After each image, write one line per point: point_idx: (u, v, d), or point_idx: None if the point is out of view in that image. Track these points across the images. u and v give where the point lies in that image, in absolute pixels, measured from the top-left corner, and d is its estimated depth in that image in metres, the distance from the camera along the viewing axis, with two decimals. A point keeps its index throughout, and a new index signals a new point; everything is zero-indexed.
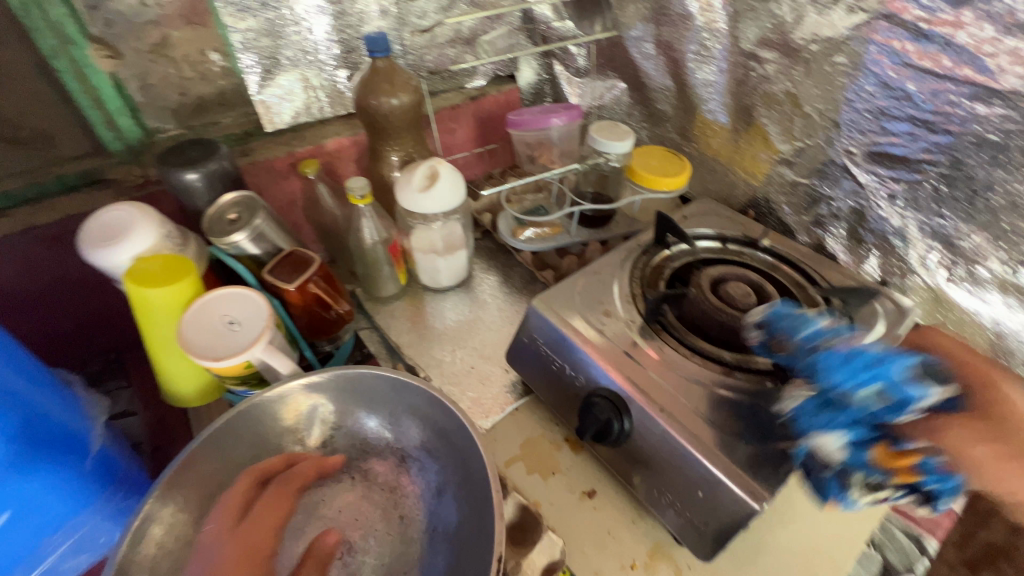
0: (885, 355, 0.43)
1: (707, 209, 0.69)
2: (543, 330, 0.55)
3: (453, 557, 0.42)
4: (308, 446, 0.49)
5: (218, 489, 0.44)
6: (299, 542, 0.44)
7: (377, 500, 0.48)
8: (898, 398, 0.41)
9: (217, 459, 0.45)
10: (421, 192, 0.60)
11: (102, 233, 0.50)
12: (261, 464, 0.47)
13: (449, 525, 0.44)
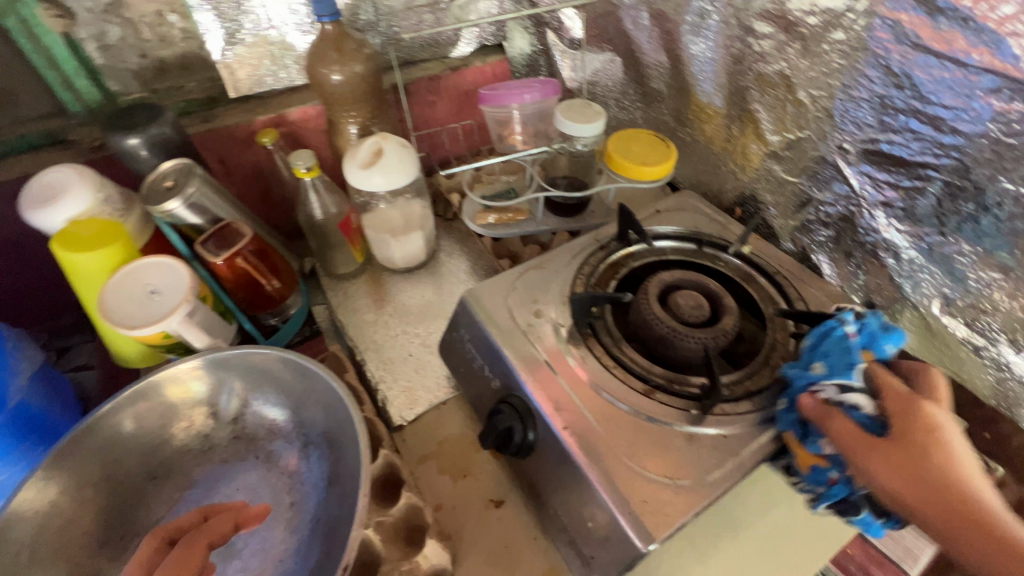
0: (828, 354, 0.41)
1: (685, 204, 0.62)
2: (469, 325, 0.51)
3: (324, 552, 0.41)
4: (219, 421, 0.50)
5: (116, 459, 0.45)
6: None
7: (276, 483, 0.48)
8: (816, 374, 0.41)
9: (119, 428, 0.45)
10: (363, 167, 0.57)
11: (39, 194, 0.51)
12: (167, 434, 0.48)
13: (329, 519, 0.43)
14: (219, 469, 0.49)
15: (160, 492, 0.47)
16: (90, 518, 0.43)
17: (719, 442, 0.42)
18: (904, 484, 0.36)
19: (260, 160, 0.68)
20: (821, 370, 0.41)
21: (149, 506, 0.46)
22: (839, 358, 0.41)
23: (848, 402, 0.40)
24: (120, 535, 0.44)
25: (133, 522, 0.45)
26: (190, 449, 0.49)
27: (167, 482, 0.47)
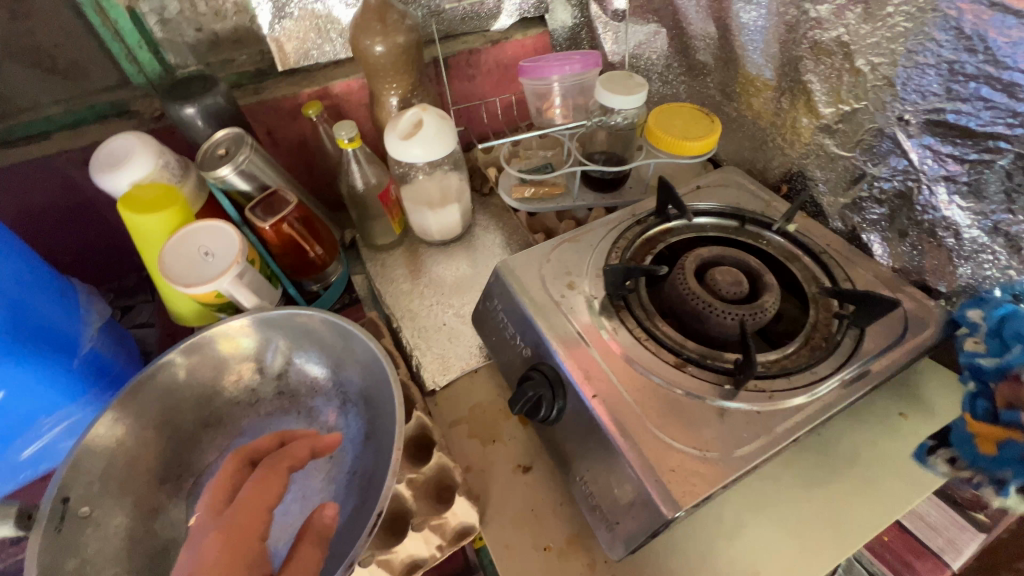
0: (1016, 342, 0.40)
1: (727, 180, 0.60)
2: (502, 295, 0.52)
3: (359, 501, 0.43)
4: (265, 377, 0.53)
5: (174, 407, 0.49)
6: None
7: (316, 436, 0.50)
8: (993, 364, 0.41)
9: (177, 379, 0.49)
10: (402, 138, 0.58)
11: (107, 159, 0.54)
12: (219, 387, 0.51)
13: (364, 472, 0.45)
14: (264, 421, 0.52)
15: (213, 439, 0.50)
16: (152, 458, 0.47)
17: (752, 418, 0.41)
18: None
19: (305, 132, 0.70)
20: (1017, 352, 0.40)
21: (203, 451, 0.50)
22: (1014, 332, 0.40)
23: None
24: (178, 475, 0.48)
25: (188, 464, 0.48)
26: (238, 401, 0.52)
27: (217, 431, 0.51)
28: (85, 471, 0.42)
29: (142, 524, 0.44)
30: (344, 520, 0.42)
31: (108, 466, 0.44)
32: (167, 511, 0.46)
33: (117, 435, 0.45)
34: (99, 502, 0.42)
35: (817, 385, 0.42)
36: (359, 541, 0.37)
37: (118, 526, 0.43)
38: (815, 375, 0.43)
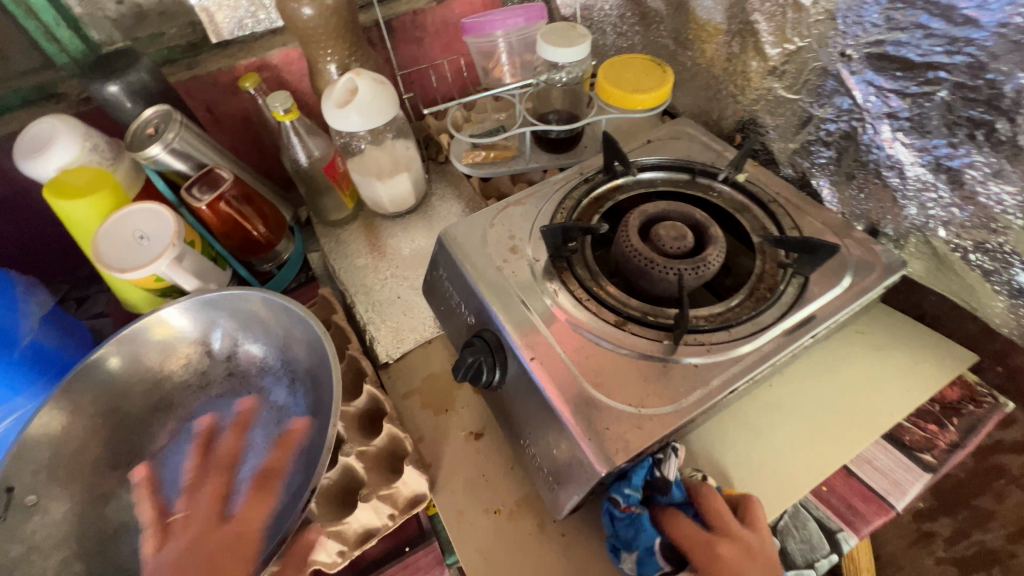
0: (639, 542, 0.39)
1: (679, 133, 0.58)
2: (446, 263, 0.51)
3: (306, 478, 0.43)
4: (215, 359, 0.52)
5: (119, 395, 0.48)
6: (193, 445, 0.49)
7: (266, 416, 0.50)
8: (632, 557, 0.40)
9: (122, 365, 0.49)
10: (338, 106, 0.56)
11: (31, 145, 0.52)
12: (167, 373, 0.51)
13: (310, 448, 0.45)
14: (215, 403, 0.52)
15: (164, 423, 0.50)
16: (97, 445, 0.46)
17: (690, 372, 0.40)
18: None
19: (248, 107, 0.68)
20: (633, 556, 0.40)
21: (154, 436, 0.49)
22: (643, 544, 0.39)
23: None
24: (127, 460, 0.47)
25: (139, 449, 0.48)
26: (189, 384, 0.52)
27: (168, 415, 0.50)
28: (26, 460, 0.42)
29: (93, 509, 0.44)
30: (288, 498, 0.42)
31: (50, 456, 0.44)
32: (118, 495, 0.46)
33: (58, 422, 0.44)
34: (46, 490, 0.43)
35: (757, 335, 0.42)
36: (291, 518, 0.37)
37: (66, 513, 0.43)
38: (756, 326, 0.42)
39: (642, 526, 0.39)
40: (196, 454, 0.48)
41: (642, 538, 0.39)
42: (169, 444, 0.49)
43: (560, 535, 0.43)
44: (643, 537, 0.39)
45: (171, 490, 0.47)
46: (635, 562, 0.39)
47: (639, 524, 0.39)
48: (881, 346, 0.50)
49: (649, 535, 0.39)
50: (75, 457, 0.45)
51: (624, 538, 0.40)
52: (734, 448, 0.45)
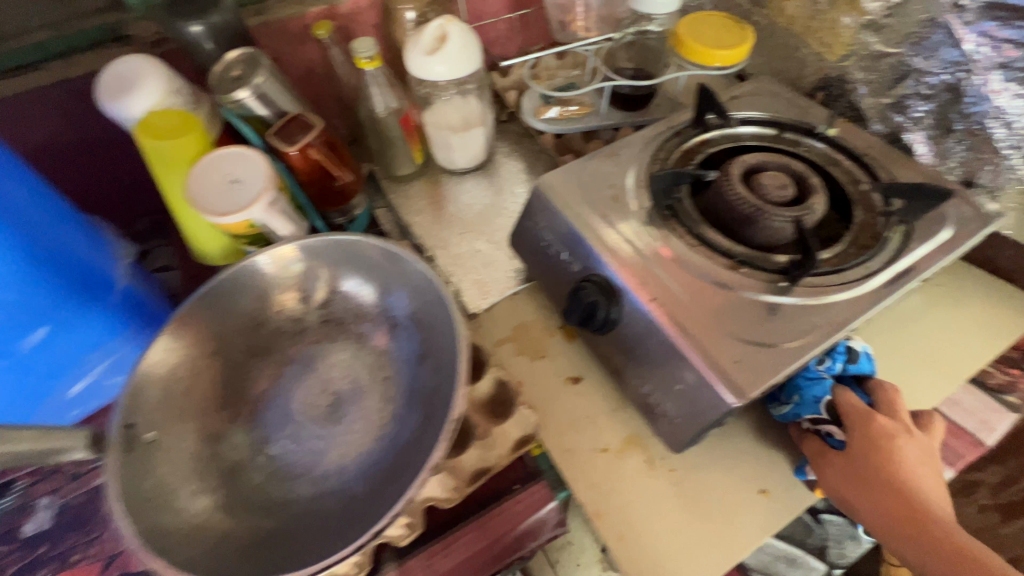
0: (815, 395, 0.45)
1: (762, 89, 0.59)
2: (544, 213, 0.51)
3: (423, 418, 0.44)
4: (308, 306, 0.52)
5: (221, 339, 0.48)
6: (295, 388, 0.49)
7: (367, 360, 0.50)
8: (790, 404, 0.46)
9: (226, 307, 0.49)
10: (427, 54, 0.55)
11: (116, 83, 0.51)
12: (263, 318, 0.50)
13: (424, 388, 0.46)
14: (311, 349, 0.51)
15: (262, 368, 0.49)
16: (205, 387, 0.46)
17: (807, 312, 0.42)
18: (865, 493, 0.42)
19: (315, 58, 0.66)
20: (796, 403, 0.46)
21: (254, 379, 0.49)
22: (809, 395, 0.45)
23: (823, 430, 0.44)
24: (232, 403, 0.47)
25: (240, 394, 0.48)
26: (284, 330, 0.51)
27: (266, 359, 0.50)
28: (141, 399, 0.43)
29: (208, 448, 0.44)
30: (411, 433, 0.44)
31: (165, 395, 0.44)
32: (228, 436, 0.46)
33: (168, 358, 0.45)
34: (164, 429, 0.43)
35: (867, 279, 0.43)
36: (439, 446, 0.39)
37: (185, 450, 0.43)
38: (866, 271, 0.44)
39: (819, 382, 0.45)
40: (300, 398, 0.48)
41: (816, 392, 0.45)
42: (271, 388, 0.49)
43: (668, 470, 0.45)
44: (816, 390, 0.45)
45: (280, 431, 0.47)
46: (790, 407, 0.46)
47: (819, 379, 0.45)
48: (963, 299, 0.52)
49: (823, 388, 0.45)
50: (191, 399, 0.45)
51: (795, 386, 0.46)
52: (901, 336, 0.50)
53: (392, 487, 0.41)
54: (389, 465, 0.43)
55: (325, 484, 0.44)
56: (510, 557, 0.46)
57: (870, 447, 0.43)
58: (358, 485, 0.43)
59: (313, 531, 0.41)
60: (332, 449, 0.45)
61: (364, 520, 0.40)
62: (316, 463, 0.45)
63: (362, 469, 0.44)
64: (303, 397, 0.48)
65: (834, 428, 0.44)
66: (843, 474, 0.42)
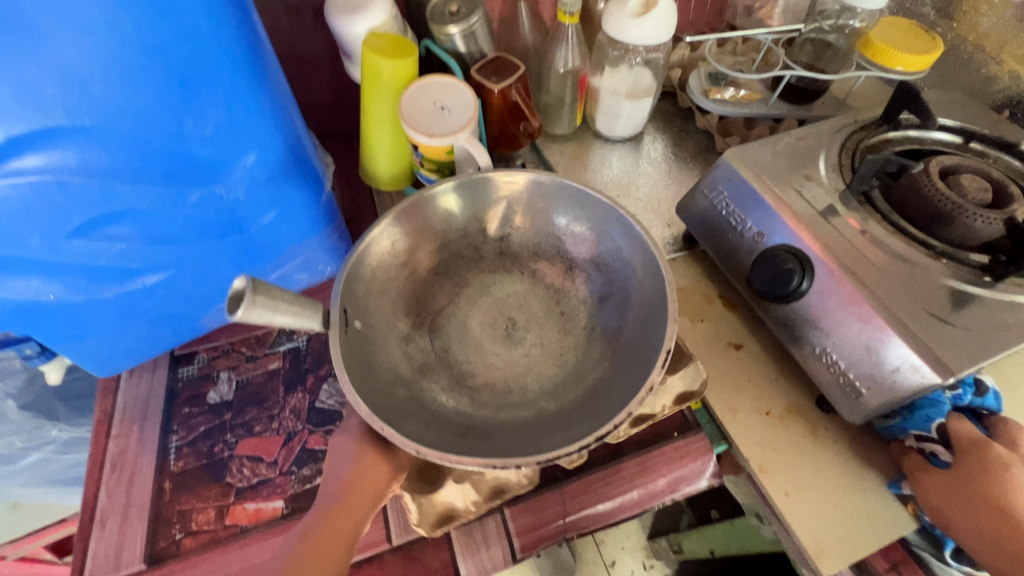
0: (927, 415, 0.44)
1: (951, 99, 0.59)
2: (730, 183, 0.53)
3: (610, 350, 0.47)
4: (489, 236, 0.54)
5: (413, 251, 0.51)
6: (473, 309, 0.52)
7: (543, 296, 0.53)
8: (896, 419, 0.45)
9: (424, 223, 0.51)
10: (633, 17, 0.58)
11: (346, 3, 0.54)
12: (452, 237, 0.53)
13: (607, 328, 0.49)
14: (487, 278, 0.54)
15: (443, 285, 0.53)
16: (398, 288, 0.50)
17: (1001, 307, 0.44)
18: (962, 512, 0.39)
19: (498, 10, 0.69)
20: (903, 418, 0.45)
21: (435, 295, 0.52)
22: (923, 412, 0.44)
23: (928, 448, 0.43)
24: (418, 310, 0.51)
25: (427, 304, 0.51)
26: (465, 255, 0.54)
27: (446, 280, 0.53)
28: (353, 290, 0.46)
29: (402, 345, 0.47)
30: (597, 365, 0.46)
31: (371, 291, 0.48)
32: (414, 337, 0.49)
33: (380, 256, 0.49)
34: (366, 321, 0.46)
35: None
36: (655, 370, 0.40)
37: (387, 342, 0.47)
38: None
39: (937, 405, 0.44)
40: (478, 317, 0.51)
41: (930, 412, 0.44)
42: (448, 304, 0.52)
43: (832, 442, 0.47)
44: (930, 410, 0.44)
45: (460, 344, 0.50)
46: (896, 421, 0.45)
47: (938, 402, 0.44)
48: None
49: (938, 410, 0.44)
50: (387, 300, 0.49)
51: (906, 402, 0.45)
52: None
53: (588, 408, 0.43)
54: (577, 390, 0.46)
55: (508, 397, 0.46)
56: (665, 497, 0.48)
57: (976, 468, 0.40)
58: (543, 404, 0.45)
59: (505, 441, 0.42)
60: (511, 365, 0.48)
61: (566, 430, 0.42)
62: (499, 376, 0.48)
63: (541, 390, 0.47)
64: (479, 319, 0.51)
65: (939, 447, 0.42)
66: (938, 486, 0.41)
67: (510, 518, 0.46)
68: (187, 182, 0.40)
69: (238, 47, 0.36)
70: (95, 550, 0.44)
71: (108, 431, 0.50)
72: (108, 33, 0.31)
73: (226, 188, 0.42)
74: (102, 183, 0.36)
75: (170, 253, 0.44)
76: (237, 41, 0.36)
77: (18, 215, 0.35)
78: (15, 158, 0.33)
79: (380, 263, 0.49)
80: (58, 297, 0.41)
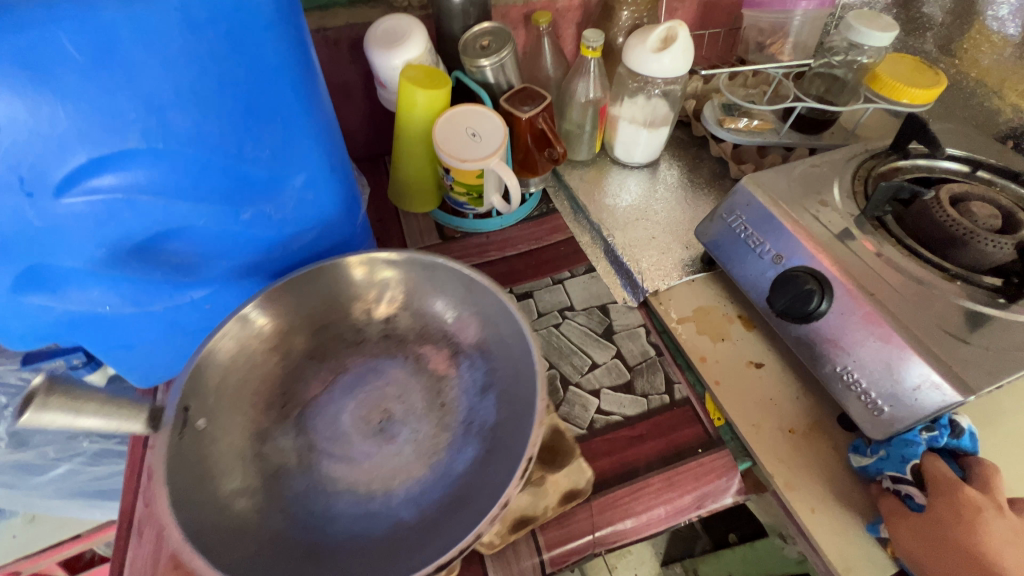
0: (905, 456, 0.44)
1: (957, 130, 0.62)
2: (747, 208, 0.55)
3: (484, 450, 0.44)
4: (373, 317, 0.53)
5: (277, 336, 0.49)
6: (347, 399, 0.49)
7: (423, 383, 0.50)
8: (874, 460, 0.46)
9: (290, 304, 0.50)
10: (654, 52, 0.61)
11: (384, 37, 0.58)
12: (330, 315, 0.52)
13: (486, 420, 0.46)
14: (369, 363, 0.51)
15: (317, 372, 0.50)
16: (258, 381, 0.48)
17: (1017, 326, 0.46)
18: (941, 557, 0.40)
19: (521, 43, 0.73)
20: (881, 459, 0.45)
21: (307, 383, 0.50)
22: (898, 453, 0.44)
23: (903, 491, 0.43)
24: (284, 402, 0.48)
25: (293, 394, 0.49)
26: (345, 338, 0.52)
27: (321, 364, 0.51)
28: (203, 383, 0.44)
29: (254, 446, 0.45)
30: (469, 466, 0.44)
31: (228, 381, 0.46)
32: (273, 437, 0.46)
33: (241, 343, 0.47)
34: (212, 419, 0.44)
35: None
36: (514, 483, 0.38)
37: (233, 443, 0.44)
38: None
39: (913, 446, 0.44)
40: (352, 409, 0.48)
41: (907, 453, 0.44)
42: (319, 393, 0.49)
43: None
44: (906, 452, 0.44)
45: (327, 442, 0.46)
46: (874, 461, 0.45)
47: (915, 442, 0.44)
48: None
49: (915, 450, 0.44)
50: (238, 395, 0.46)
51: (883, 442, 0.46)
52: None
53: (452, 521, 0.40)
54: (442, 496, 0.43)
55: (370, 504, 0.43)
56: (691, 513, 0.49)
57: (953, 515, 0.40)
58: (406, 511, 0.42)
59: (361, 560, 0.39)
60: (380, 468, 0.44)
61: (422, 551, 0.39)
62: (360, 482, 0.44)
63: (410, 496, 0.43)
64: (354, 410, 0.48)
65: (913, 490, 0.43)
66: (915, 532, 0.41)
67: (540, 531, 0.46)
68: (241, 202, 0.42)
69: (285, 79, 0.38)
70: (133, 560, 0.44)
71: (144, 442, 0.51)
72: (185, 65, 0.34)
73: (274, 208, 0.45)
74: (165, 202, 0.39)
75: (217, 269, 0.46)
76: (285, 74, 0.38)
77: (90, 231, 0.38)
78: (94, 176, 0.36)
79: (242, 353, 0.47)
80: (112, 309, 0.43)
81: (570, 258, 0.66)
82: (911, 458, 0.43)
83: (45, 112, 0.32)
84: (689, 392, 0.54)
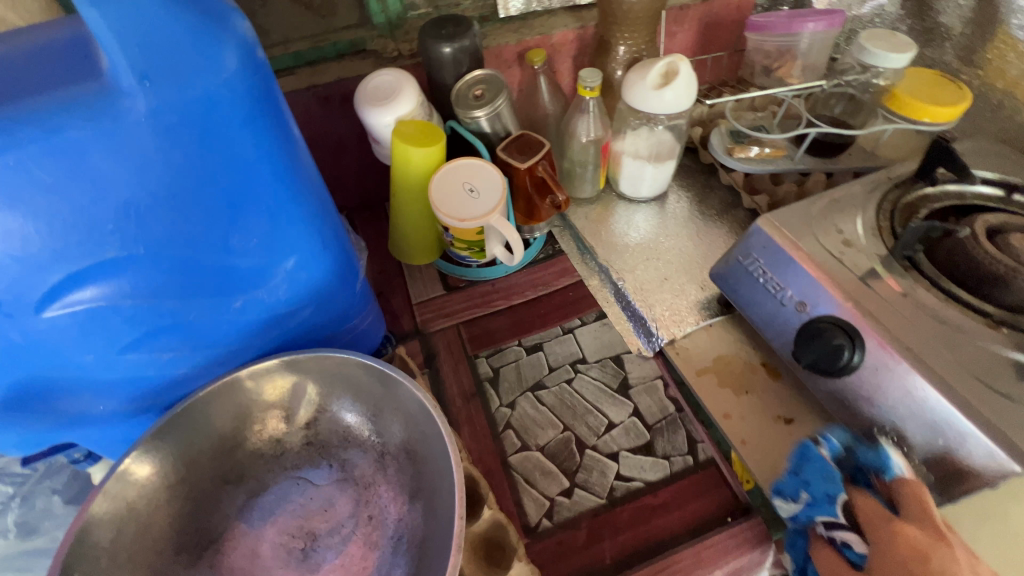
0: (827, 494, 0.42)
1: (987, 147, 0.58)
2: (766, 250, 0.51)
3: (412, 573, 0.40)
4: (293, 425, 0.48)
5: (184, 467, 0.43)
6: (267, 525, 0.44)
7: (351, 495, 0.45)
8: (802, 504, 0.43)
9: (200, 426, 0.44)
10: (655, 89, 0.58)
11: (374, 94, 0.56)
12: (237, 435, 0.46)
13: (416, 536, 0.42)
14: (291, 477, 0.47)
15: (233, 497, 0.45)
16: (164, 521, 0.42)
17: None
18: None
19: (515, 81, 0.70)
20: (808, 502, 0.43)
21: (220, 514, 0.44)
22: (822, 491, 0.42)
23: (839, 539, 0.40)
24: (194, 542, 0.43)
25: (205, 528, 0.43)
26: (262, 454, 0.47)
27: (238, 487, 0.46)
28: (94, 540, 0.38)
29: None
30: None
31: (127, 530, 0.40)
32: None
33: (141, 483, 0.41)
34: None
35: None
36: None
37: None
38: None
39: (831, 481, 0.42)
40: (272, 537, 0.44)
41: (828, 491, 0.42)
42: (236, 522, 0.44)
43: None
44: (829, 490, 0.42)
45: None
46: (801, 506, 0.43)
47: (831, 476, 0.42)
48: None
49: (834, 486, 0.42)
50: (146, 541, 0.41)
51: (803, 481, 0.44)
52: None
53: None
54: None
55: None
56: None
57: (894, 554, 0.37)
58: None
59: None
60: None
61: None
62: None
63: None
64: (275, 536, 0.44)
65: (848, 534, 0.40)
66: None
67: None
68: (231, 291, 0.41)
69: (269, 172, 0.37)
70: None
71: None
72: (158, 173, 0.33)
73: (267, 292, 0.42)
74: (151, 304, 0.37)
75: (212, 357, 0.44)
76: (267, 167, 0.36)
77: (76, 340, 0.36)
78: (74, 290, 0.34)
79: (147, 492, 0.41)
80: (105, 408, 0.42)
81: (578, 304, 0.64)
82: (834, 494, 0.42)
83: (17, 235, 0.31)
84: (714, 451, 0.51)
